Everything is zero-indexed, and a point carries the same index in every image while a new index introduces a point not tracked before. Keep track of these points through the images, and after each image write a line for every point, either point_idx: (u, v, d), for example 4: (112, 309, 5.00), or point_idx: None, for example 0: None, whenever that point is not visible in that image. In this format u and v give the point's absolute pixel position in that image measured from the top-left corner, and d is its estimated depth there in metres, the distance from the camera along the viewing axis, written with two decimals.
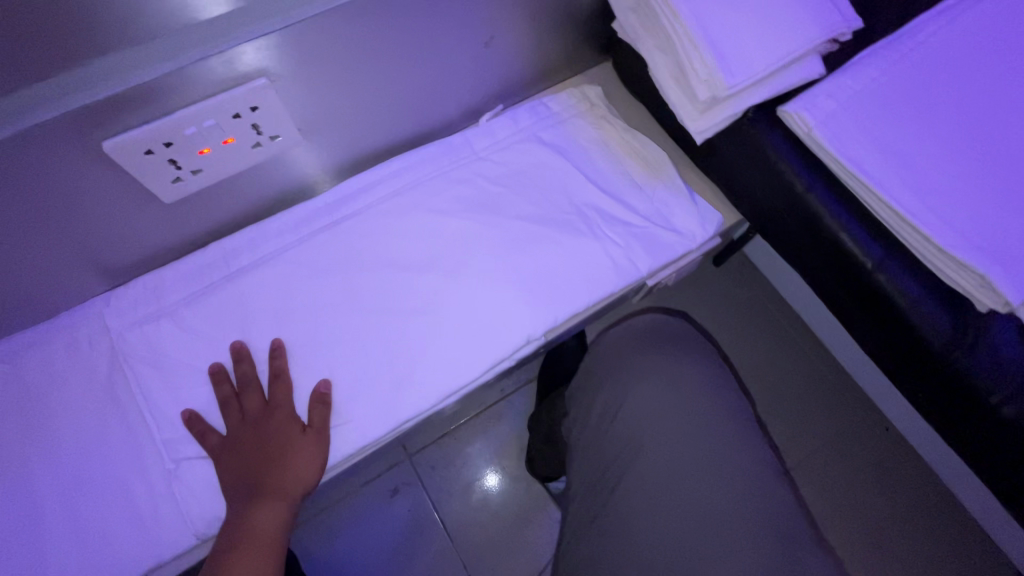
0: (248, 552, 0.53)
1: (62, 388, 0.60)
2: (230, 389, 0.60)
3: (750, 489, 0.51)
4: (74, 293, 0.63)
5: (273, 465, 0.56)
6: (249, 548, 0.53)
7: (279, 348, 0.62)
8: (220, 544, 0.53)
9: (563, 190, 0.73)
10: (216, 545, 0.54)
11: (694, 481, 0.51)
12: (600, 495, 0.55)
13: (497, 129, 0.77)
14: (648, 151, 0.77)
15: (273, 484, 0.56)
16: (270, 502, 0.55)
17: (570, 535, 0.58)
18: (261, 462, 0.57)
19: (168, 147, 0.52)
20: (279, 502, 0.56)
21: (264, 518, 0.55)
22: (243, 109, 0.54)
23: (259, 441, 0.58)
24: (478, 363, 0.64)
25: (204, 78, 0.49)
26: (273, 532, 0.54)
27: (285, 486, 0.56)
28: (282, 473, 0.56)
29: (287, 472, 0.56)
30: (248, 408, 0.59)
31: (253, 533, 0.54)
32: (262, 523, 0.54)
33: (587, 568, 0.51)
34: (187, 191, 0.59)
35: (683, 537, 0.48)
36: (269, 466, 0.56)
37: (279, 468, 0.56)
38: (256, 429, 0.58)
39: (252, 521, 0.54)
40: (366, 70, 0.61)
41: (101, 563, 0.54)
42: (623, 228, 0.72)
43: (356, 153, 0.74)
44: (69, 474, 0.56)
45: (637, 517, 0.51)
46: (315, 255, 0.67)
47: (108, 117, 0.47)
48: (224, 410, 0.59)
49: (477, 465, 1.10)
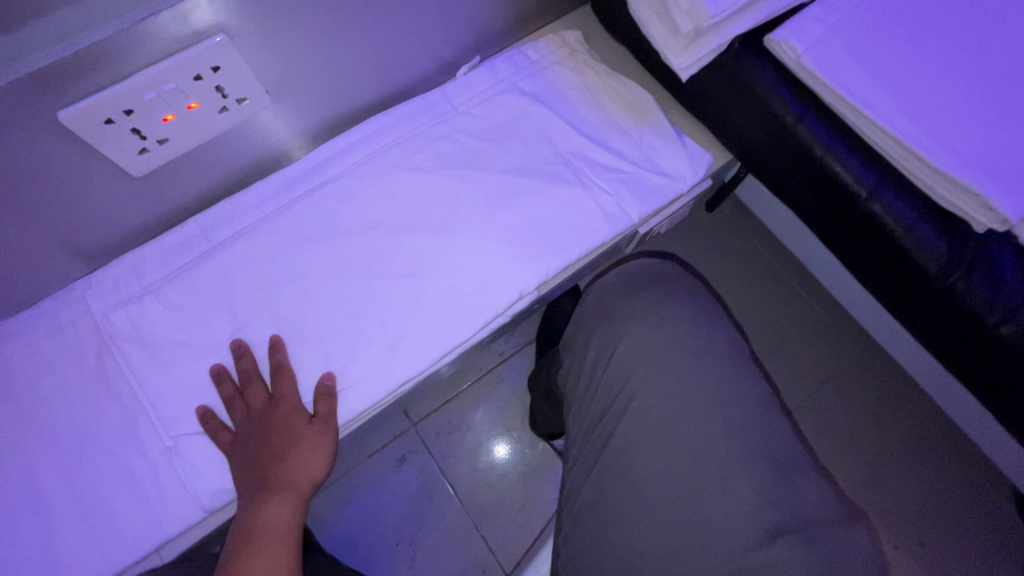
0: (262, 551, 0.50)
1: (50, 374, 0.59)
2: (233, 387, 0.58)
3: (751, 424, 0.50)
4: (51, 277, 0.61)
5: (282, 461, 0.55)
6: (265, 547, 0.51)
7: (279, 343, 0.60)
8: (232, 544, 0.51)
9: (547, 141, 0.71)
10: (226, 549, 0.51)
11: (696, 423, 0.50)
12: (598, 441, 0.56)
13: (474, 82, 0.74)
14: (633, 94, 0.74)
15: (282, 480, 0.54)
16: (283, 497, 0.53)
17: (573, 482, 0.58)
18: (270, 459, 0.55)
19: (130, 114, 0.50)
20: (292, 497, 0.54)
21: (276, 515, 0.53)
22: (204, 70, 0.51)
23: (268, 438, 0.56)
24: (471, 321, 0.63)
25: (157, 37, 0.46)
26: (288, 529, 0.52)
27: (297, 480, 0.55)
28: (291, 467, 0.55)
29: (299, 466, 0.55)
30: (254, 405, 0.58)
31: (265, 530, 0.51)
32: (276, 520, 0.52)
33: (592, 512, 0.52)
34: (155, 163, 0.57)
35: (688, 480, 0.48)
36: (278, 462, 0.55)
37: (291, 463, 0.55)
38: (263, 426, 0.57)
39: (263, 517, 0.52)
40: (332, 23, 0.58)
41: (109, 541, 0.54)
42: (612, 175, 0.70)
43: (330, 116, 0.71)
44: (68, 457, 0.56)
45: (642, 465, 0.50)
46: (297, 222, 0.65)
47: (60, 84, 0.44)
48: (231, 409, 0.58)
49: (482, 427, 1.11)
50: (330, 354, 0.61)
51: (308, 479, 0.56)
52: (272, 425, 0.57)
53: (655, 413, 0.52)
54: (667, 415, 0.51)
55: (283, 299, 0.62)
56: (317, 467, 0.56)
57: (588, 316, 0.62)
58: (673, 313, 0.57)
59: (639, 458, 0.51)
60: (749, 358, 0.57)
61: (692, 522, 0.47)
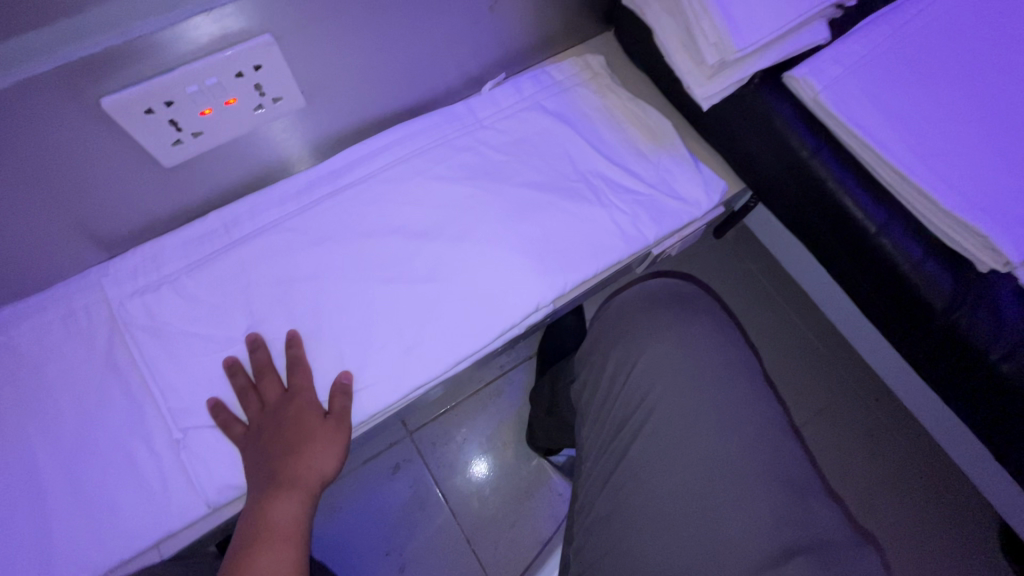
0: (268, 547, 0.50)
1: (59, 360, 0.58)
2: (246, 379, 0.58)
3: (763, 443, 0.51)
4: (67, 262, 0.61)
5: (292, 456, 0.54)
6: (272, 543, 0.50)
7: (295, 338, 0.60)
8: (239, 539, 0.50)
9: (568, 159, 0.73)
10: (233, 544, 0.50)
11: (711, 439, 0.51)
12: (613, 455, 0.56)
13: (499, 98, 0.76)
14: (653, 120, 0.77)
15: (290, 475, 0.53)
16: (292, 493, 0.53)
17: (586, 495, 0.59)
18: (280, 453, 0.55)
19: (169, 106, 0.51)
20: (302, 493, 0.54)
21: (286, 510, 0.52)
22: (246, 68, 0.52)
23: (281, 431, 0.56)
24: (487, 330, 0.64)
25: (208, 34, 0.47)
26: (296, 526, 0.52)
27: (308, 476, 0.54)
28: (301, 463, 0.54)
29: (309, 461, 0.54)
30: (268, 398, 0.58)
31: (272, 526, 0.51)
32: (286, 515, 0.52)
33: (606, 524, 0.53)
34: (187, 154, 0.57)
35: (701, 495, 0.49)
36: (287, 457, 0.54)
37: (301, 458, 0.54)
38: (276, 419, 0.57)
39: (270, 513, 0.51)
40: (369, 31, 0.60)
41: (108, 533, 0.53)
42: (629, 196, 0.72)
43: (356, 120, 0.72)
44: (71, 447, 0.55)
45: (656, 478, 0.51)
46: (319, 222, 0.66)
47: (108, 71, 0.45)
48: (244, 401, 0.57)
49: (479, 440, 1.10)
50: (346, 353, 0.61)
51: (318, 475, 0.55)
52: (285, 420, 0.56)
53: (671, 428, 0.53)
54: (684, 430, 0.52)
55: (301, 295, 0.63)
56: (328, 464, 0.56)
57: (608, 327, 0.64)
58: (691, 331, 0.58)
59: (654, 471, 0.52)
60: (762, 380, 0.58)
61: (706, 536, 0.47)
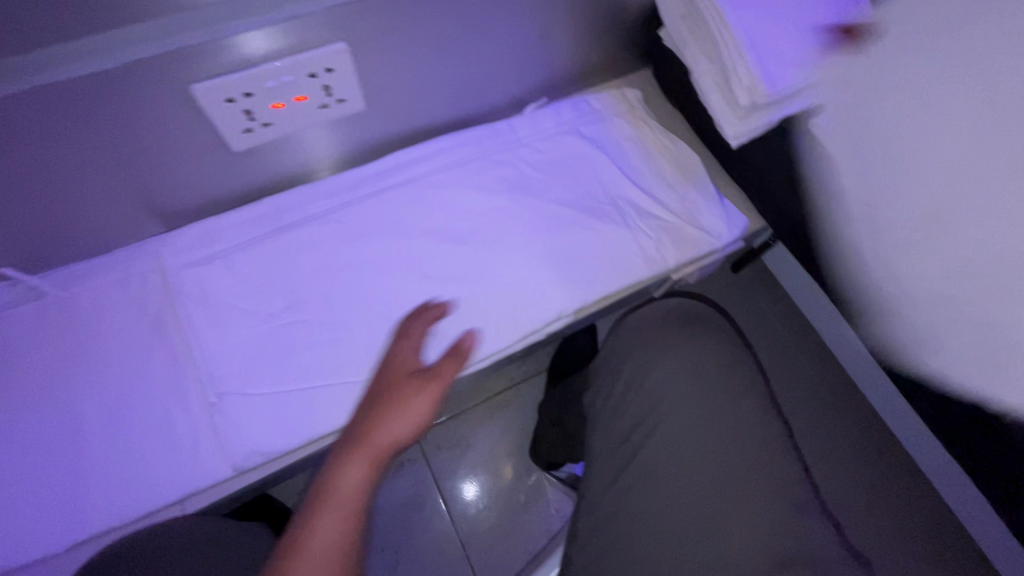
0: (330, 511, 0.47)
1: (111, 319, 0.63)
2: (420, 329, 0.61)
3: (770, 459, 0.54)
4: (131, 230, 0.66)
5: (378, 413, 0.53)
6: (333, 508, 0.48)
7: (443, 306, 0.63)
8: (308, 500, 0.49)
9: (599, 182, 0.77)
10: (303, 501, 0.49)
11: (720, 451, 0.54)
12: (621, 458, 0.58)
13: (540, 120, 0.81)
14: (683, 154, 0.81)
15: (370, 438, 0.52)
16: (358, 456, 0.51)
17: (591, 497, 0.60)
18: (371, 409, 0.54)
19: (248, 97, 0.56)
20: (368, 455, 0.51)
21: (352, 477, 0.49)
22: (320, 70, 0.58)
23: (379, 389, 0.56)
24: (509, 333, 0.67)
25: (294, 36, 0.53)
26: (358, 492, 0.48)
27: (378, 441, 0.52)
28: (384, 422, 0.53)
29: (391, 417, 0.53)
30: (404, 351, 0.59)
31: (336, 490, 0.49)
32: (350, 479, 0.49)
33: (613, 525, 0.54)
34: (254, 142, 0.62)
35: (709, 505, 0.52)
36: (375, 414, 0.53)
37: (384, 415, 0.53)
38: (389, 373, 0.57)
39: (340, 476, 0.50)
40: (431, 48, 0.65)
41: (139, 485, 0.56)
42: (655, 222, 0.76)
43: (406, 128, 0.78)
44: (114, 400, 0.59)
45: (666, 485, 0.53)
46: (364, 215, 0.70)
47: (203, 60, 0.50)
48: (399, 352, 0.59)
49: (484, 447, 1.12)
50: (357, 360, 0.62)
51: (390, 444, 0.53)
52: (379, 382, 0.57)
53: (682, 437, 0.55)
54: (694, 440, 0.55)
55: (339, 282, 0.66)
56: (401, 430, 0.53)
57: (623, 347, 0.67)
58: (704, 350, 0.61)
59: (665, 478, 0.54)
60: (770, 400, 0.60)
61: (712, 545, 0.49)
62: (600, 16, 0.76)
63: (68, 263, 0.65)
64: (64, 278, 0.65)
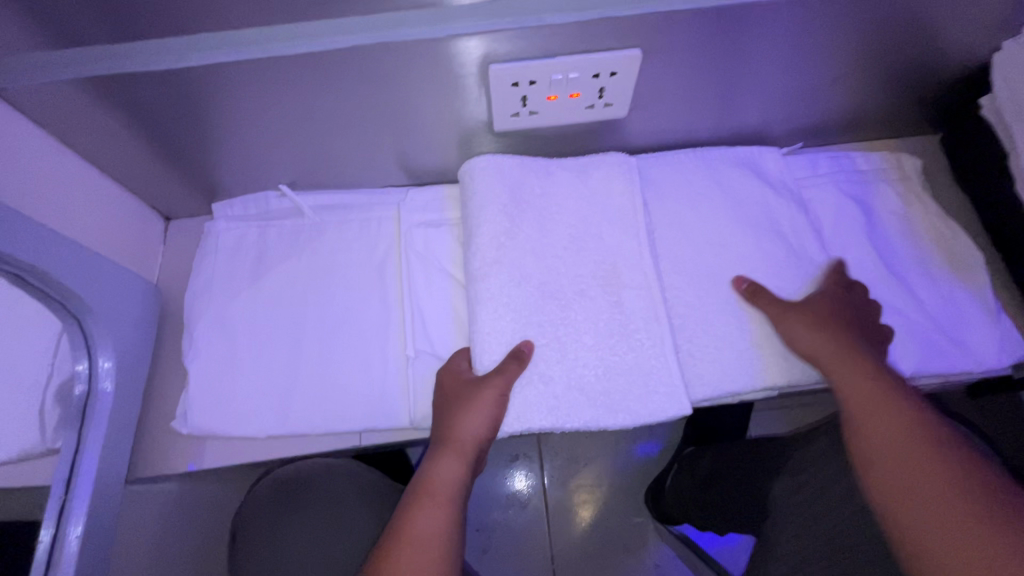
0: (442, 459, 0.57)
1: (345, 251, 0.70)
2: (764, 300, 0.63)
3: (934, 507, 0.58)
4: (379, 174, 0.73)
5: (453, 396, 0.59)
6: (452, 452, 0.57)
7: (506, 364, 0.58)
8: (433, 443, 0.59)
9: (841, 252, 0.69)
10: (434, 432, 0.60)
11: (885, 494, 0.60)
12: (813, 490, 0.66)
13: (793, 167, 0.73)
14: (962, 246, 0.69)
15: (454, 403, 0.59)
16: (447, 452, 0.57)
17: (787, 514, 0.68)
18: (446, 402, 0.60)
19: (530, 86, 0.59)
20: (457, 451, 0.57)
21: (449, 470, 0.57)
22: (604, 72, 0.58)
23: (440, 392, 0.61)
24: (703, 389, 0.63)
25: (595, 36, 0.54)
26: (447, 484, 0.55)
27: (467, 443, 0.57)
28: (456, 397, 0.59)
29: (465, 421, 0.57)
30: (765, 299, 0.63)
31: (456, 435, 0.57)
32: (445, 473, 0.56)
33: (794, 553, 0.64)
34: (516, 126, 0.66)
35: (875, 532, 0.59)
36: (452, 392, 0.60)
37: (458, 420, 0.58)
38: (455, 382, 0.60)
39: (462, 422, 0.57)
40: (711, 70, 0.62)
41: (332, 406, 0.63)
42: (902, 320, 0.65)
43: (647, 144, 0.74)
44: (331, 321, 0.67)
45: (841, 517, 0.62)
46: (609, 213, 0.66)
47: (506, 45, 0.54)
48: (762, 295, 0.63)
49: (600, 470, 1.04)
50: (649, 403, 0.60)
51: (473, 440, 0.57)
52: (441, 397, 0.61)
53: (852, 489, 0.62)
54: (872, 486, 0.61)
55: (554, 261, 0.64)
56: (479, 433, 0.57)
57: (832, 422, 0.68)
58: None
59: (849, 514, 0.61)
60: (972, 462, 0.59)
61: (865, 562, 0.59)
62: (908, 72, 0.67)
63: (318, 191, 0.73)
64: (307, 204, 0.72)
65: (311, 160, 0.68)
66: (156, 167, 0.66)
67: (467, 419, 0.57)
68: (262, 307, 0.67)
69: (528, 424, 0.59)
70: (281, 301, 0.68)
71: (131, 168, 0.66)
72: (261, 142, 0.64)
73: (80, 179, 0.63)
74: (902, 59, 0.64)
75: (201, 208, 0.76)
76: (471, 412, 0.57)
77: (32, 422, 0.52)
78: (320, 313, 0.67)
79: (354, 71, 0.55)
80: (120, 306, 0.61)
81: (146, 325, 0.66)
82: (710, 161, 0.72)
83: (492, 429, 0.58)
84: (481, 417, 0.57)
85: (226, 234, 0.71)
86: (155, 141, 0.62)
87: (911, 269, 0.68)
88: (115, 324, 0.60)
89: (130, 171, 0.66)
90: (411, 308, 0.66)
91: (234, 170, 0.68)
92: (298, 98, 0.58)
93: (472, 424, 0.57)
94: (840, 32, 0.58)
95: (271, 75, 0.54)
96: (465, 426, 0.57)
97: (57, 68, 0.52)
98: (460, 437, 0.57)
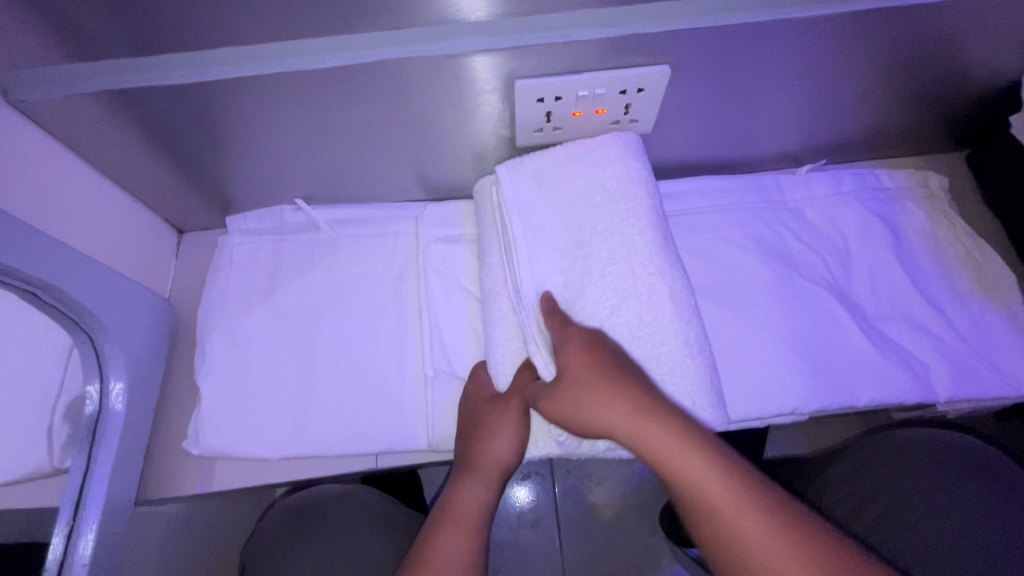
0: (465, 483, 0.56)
1: (361, 267, 0.69)
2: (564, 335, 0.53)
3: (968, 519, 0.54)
4: (396, 188, 0.71)
5: (474, 416, 0.58)
6: (475, 475, 0.56)
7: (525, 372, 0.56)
8: (455, 467, 0.58)
9: (866, 273, 0.67)
10: (456, 455, 0.58)
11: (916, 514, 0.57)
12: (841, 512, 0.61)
13: (816, 185, 0.71)
14: (993, 266, 0.67)
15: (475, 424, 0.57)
16: (470, 476, 0.56)
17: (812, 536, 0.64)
18: (469, 422, 0.58)
19: (555, 101, 0.58)
20: (481, 474, 0.56)
21: (472, 494, 0.55)
22: (631, 88, 0.57)
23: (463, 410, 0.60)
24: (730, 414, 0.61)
25: (625, 51, 0.53)
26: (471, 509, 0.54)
27: (489, 469, 0.56)
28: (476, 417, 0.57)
29: (488, 443, 0.56)
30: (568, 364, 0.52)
31: (478, 458, 0.56)
32: (469, 498, 0.55)
33: None
34: (539, 140, 0.64)
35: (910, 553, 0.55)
36: (474, 412, 0.58)
37: (481, 442, 0.56)
38: (477, 401, 0.59)
39: (484, 444, 0.56)
40: (738, 87, 0.61)
41: (348, 427, 0.62)
42: (932, 344, 0.63)
43: (669, 160, 0.73)
44: (347, 340, 0.65)
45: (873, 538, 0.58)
46: None
47: (533, 61, 0.53)
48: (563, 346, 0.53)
49: (614, 490, 1.02)
50: None
51: (496, 465, 0.56)
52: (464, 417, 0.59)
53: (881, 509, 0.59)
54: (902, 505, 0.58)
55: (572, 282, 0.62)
56: (503, 455, 0.56)
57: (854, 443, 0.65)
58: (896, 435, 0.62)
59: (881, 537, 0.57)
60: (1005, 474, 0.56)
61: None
62: (938, 90, 0.66)
63: (332, 205, 0.71)
64: (323, 217, 0.71)
65: (326, 174, 0.67)
66: (170, 180, 0.65)
67: (490, 441, 0.56)
68: (276, 323, 0.66)
69: (549, 450, 0.58)
70: (295, 318, 0.66)
71: (143, 181, 0.65)
72: (278, 156, 0.63)
73: (94, 192, 0.61)
74: (932, 77, 0.63)
75: (214, 221, 0.75)
76: (493, 434, 0.56)
77: (38, 443, 0.51)
78: (335, 330, 0.66)
79: (378, 85, 0.54)
80: (132, 322, 0.59)
81: (157, 342, 0.64)
82: (728, 181, 0.71)
83: (517, 449, 0.56)
84: (505, 437, 0.56)
85: (238, 250, 0.70)
86: (170, 154, 0.61)
87: (940, 290, 0.67)
88: (127, 341, 0.59)
89: (144, 184, 0.65)
90: (428, 325, 0.64)
91: (249, 183, 0.67)
92: (317, 111, 0.57)
93: (495, 448, 0.56)
94: (871, 49, 0.57)
95: (293, 89, 0.53)
96: (488, 450, 0.56)
97: (74, 82, 0.51)
98: (483, 460, 0.56)
